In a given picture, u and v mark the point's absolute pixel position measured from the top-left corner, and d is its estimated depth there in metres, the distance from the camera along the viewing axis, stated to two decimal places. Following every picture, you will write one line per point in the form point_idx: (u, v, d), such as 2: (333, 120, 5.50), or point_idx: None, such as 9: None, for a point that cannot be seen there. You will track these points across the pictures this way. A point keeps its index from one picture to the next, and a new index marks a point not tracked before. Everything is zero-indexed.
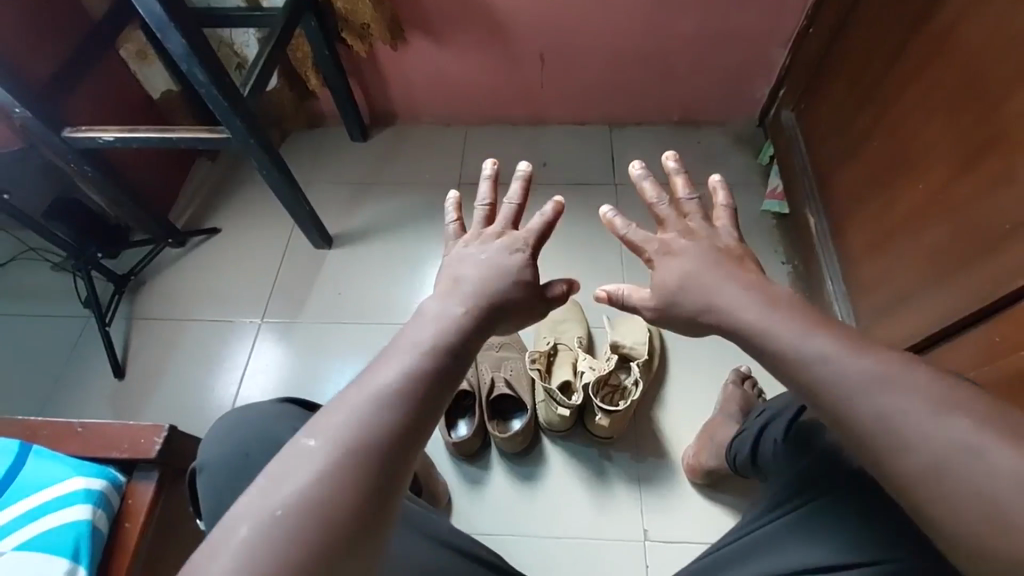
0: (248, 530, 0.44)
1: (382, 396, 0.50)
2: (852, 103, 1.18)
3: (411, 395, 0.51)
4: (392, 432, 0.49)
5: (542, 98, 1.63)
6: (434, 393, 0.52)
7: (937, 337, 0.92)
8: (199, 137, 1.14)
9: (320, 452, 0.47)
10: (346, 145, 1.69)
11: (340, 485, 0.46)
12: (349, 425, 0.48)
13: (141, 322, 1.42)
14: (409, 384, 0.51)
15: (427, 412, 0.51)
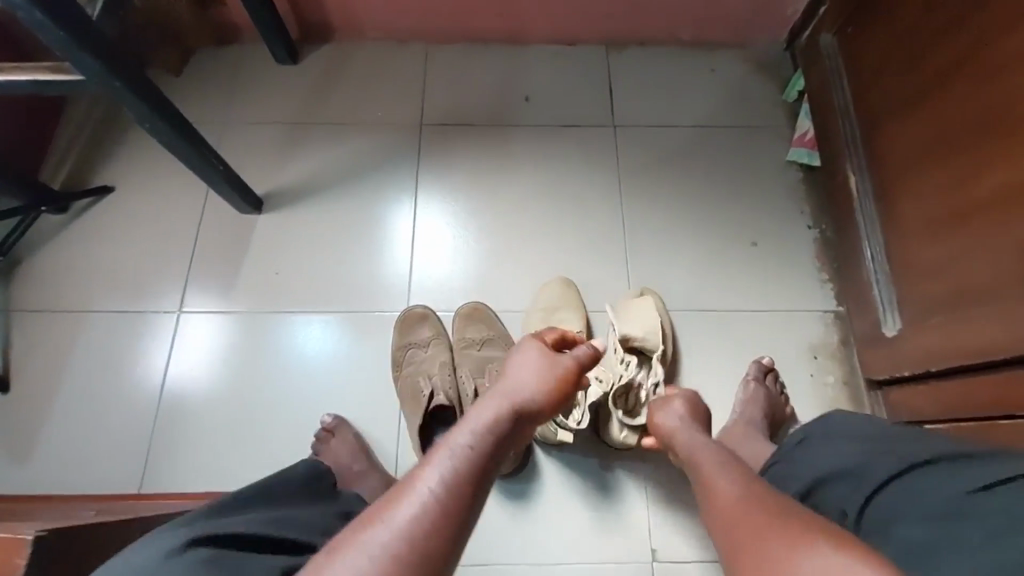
0: None
1: (394, 544, 0.49)
2: (923, 34, 0.92)
3: (422, 547, 0.50)
4: (413, 567, 0.49)
5: (522, 9, 1.27)
6: (448, 545, 0.51)
7: (1014, 356, 0.77)
8: (37, 79, 0.78)
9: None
10: (272, 70, 1.31)
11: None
12: (356, 573, 0.47)
13: (22, 316, 1.12)
14: (419, 532, 0.50)
15: (435, 571, 0.50)
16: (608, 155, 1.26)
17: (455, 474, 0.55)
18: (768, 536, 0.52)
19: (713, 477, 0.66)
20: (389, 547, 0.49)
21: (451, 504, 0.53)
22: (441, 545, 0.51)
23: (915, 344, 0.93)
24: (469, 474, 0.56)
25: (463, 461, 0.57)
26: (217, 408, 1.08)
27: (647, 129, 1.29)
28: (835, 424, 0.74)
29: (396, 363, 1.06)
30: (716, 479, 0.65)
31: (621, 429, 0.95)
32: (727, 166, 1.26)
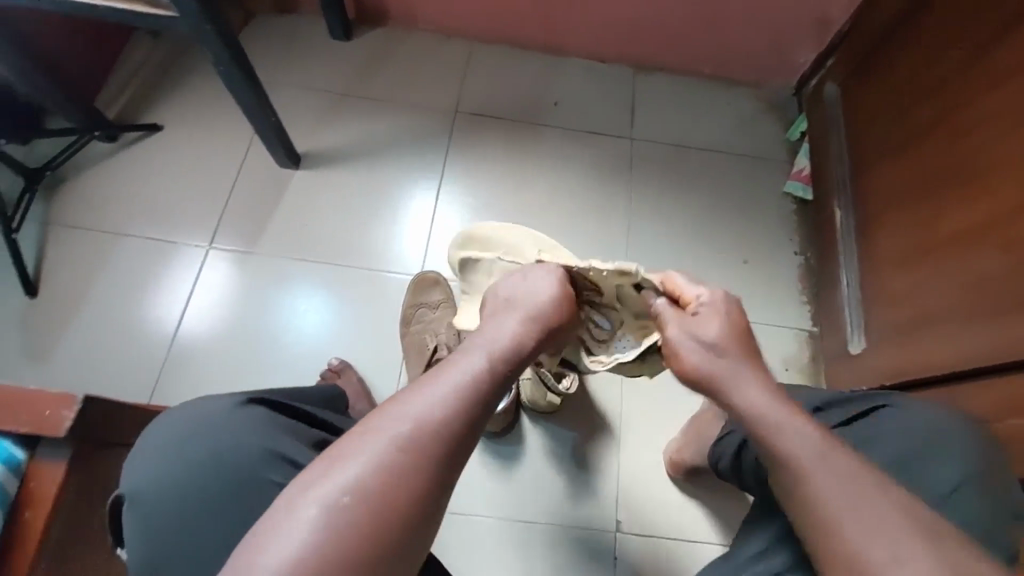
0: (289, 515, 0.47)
1: (399, 458, 0.49)
2: (916, 91, 1.04)
3: (425, 463, 0.50)
4: (416, 481, 0.49)
5: (562, 23, 1.40)
6: (447, 462, 0.51)
7: (955, 374, 0.88)
8: (134, 10, 0.88)
9: (331, 512, 0.47)
10: (324, 44, 1.41)
11: (353, 555, 0.45)
12: (361, 475, 0.48)
13: (60, 230, 1.18)
14: (423, 450, 0.50)
15: (436, 486, 0.50)
16: (622, 165, 1.37)
17: (460, 397, 0.53)
18: (866, 504, 0.52)
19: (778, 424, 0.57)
20: (393, 456, 0.49)
21: (454, 424, 0.52)
22: (442, 460, 0.50)
23: (877, 363, 1.04)
24: (478, 398, 0.54)
25: (475, 385, 0.55)
26: (231, 339, 1.14)
27: (661, 147, 1.41)
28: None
29: (405, 320, 1.14)
30: (801, 442, 0.55)
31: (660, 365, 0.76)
32: (729, 189, 1.38)
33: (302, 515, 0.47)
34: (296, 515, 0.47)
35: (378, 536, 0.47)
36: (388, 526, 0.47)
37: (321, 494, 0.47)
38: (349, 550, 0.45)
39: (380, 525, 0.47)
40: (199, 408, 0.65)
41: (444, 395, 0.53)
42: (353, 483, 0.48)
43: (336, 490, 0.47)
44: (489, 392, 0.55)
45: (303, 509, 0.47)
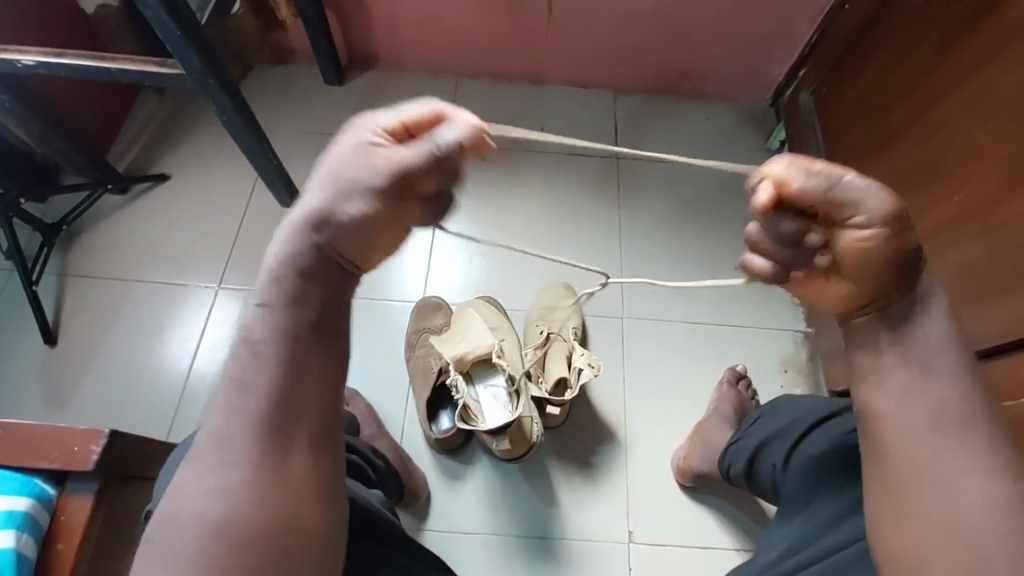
0: (171, 518, 0.45)
1: (246, 394, 0.47)
2: (886, 95, 1.10)
3: (274, 380, 0.48)
4: (266, 425, 0.47)
5: (544, 54, 1.47)
6: (300, 372, 0.49)
7: None
8: (145, 71, 0.95)
9: (206, 472, 0.46)
10: (319, 89, 1.49)
11: (243, 491, 0.45)
12: (221, 435, 0.46)
13: (77, 280, 1.23)
14: (268, 375, 0.48)
15: (297, 395, 0.48)
16: (610, 183, 1.43)
17: (288, 294, 0.50)
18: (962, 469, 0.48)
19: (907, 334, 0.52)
20: (234, 397, 0.47)
21: (292, 326, 0.49)
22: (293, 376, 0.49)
23: None
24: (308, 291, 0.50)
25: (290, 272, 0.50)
26: None
27: (647, 164, 1.46)
28: (781, 401, 0.87)
29: (411, 344, 1.14)
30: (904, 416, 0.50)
31: (494, 441, 0.95)
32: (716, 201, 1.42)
33: (182, 493, 0.46)
34: (177, 488, 0.46)
35: (254, 475, 0.46)
36: (261, 461, 0.46)
37: (193, 461, 0.47)
38: (237, 487, 0.45)
39: (257, 480, 0.46)
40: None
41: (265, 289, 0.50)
42: (211, 440, 0.47)
43: (207, 432, 0.47)
44: (308, 280, 0.50)
45: (180, 484, 0.46)
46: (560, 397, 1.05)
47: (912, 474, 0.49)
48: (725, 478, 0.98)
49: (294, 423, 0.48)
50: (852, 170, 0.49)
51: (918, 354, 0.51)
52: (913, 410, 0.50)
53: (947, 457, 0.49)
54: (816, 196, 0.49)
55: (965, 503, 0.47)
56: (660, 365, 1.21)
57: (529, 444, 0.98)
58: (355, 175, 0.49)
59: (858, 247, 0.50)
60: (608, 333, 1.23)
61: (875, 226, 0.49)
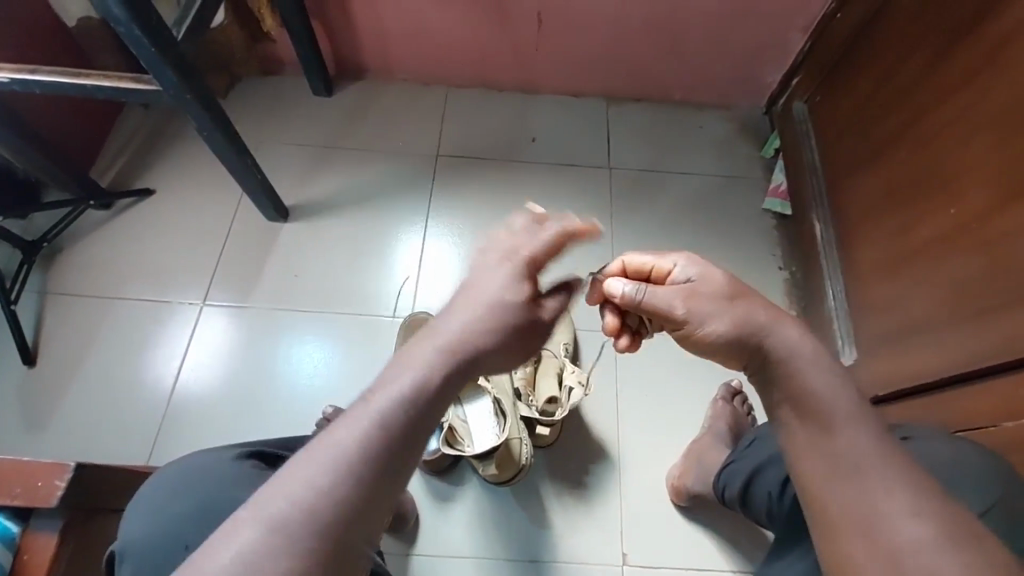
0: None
1: (348, 454, 0.46)
2: (880, 104, 1.08)
3: (382, 448, 0.47)
4: (342, 518, 0.44)
5: (534, 63, 1.45)
6: (404, 449, 0.48)
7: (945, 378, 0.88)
8: (120, 86, 0.93)
9: (275, 520, 0.43)
10: (307, 100, 1.47)
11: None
12: (293, 511, 0.43)
13: (57, 298, 1.21)
14: (378, 443, 0.47)
15: (380, 493, 0.46)
16: (603, 194, 1.41)
17: (416, 390, 0.50)
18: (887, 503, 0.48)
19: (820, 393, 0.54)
20: (325, 476, 0.45)
21: (411, 415, 0.49)
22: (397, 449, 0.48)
23: (875, 373, 1.04)
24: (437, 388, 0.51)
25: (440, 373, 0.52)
26: (226, 393, 1.15)
27: (640, 174, 1.44)
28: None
29: None
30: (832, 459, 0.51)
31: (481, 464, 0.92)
32: (710, 211, 1.40)
33: (245, 538, 0.42)
34: (228, 548, 0.41)
35: (332, 536, 0.43)
36: (344, 526, 0.44)
37: (268, 508, 0.43)
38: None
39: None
40: (187, 463, 0.68)
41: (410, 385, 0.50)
42: (302, 491, 0.44)
43: (286, 502, 0.43)
44: (445, 386, 0.52)
45: (250, 526, 0.42)
46: (551, 417, 1.02)
47: (849, 519, 0.49)
48: (719, 500, 0.95)
49: (383, 488, 0.47)
50: (711, 277, 0.62)
51: (832, 412, 0.52)
52: (839, 458, 0.51)
53: (873, 496, 0.48)
54: (664, 292, 0.63)
55: (896, 547, 0.46)
56: (654, 381, 1.18)
57: (518, 468, 0.95)
58: (491, 293, 0.57)
59: (713, 336, 0.59)
60: (601, 348, 1.20)
61: (725, 323, 0.59)
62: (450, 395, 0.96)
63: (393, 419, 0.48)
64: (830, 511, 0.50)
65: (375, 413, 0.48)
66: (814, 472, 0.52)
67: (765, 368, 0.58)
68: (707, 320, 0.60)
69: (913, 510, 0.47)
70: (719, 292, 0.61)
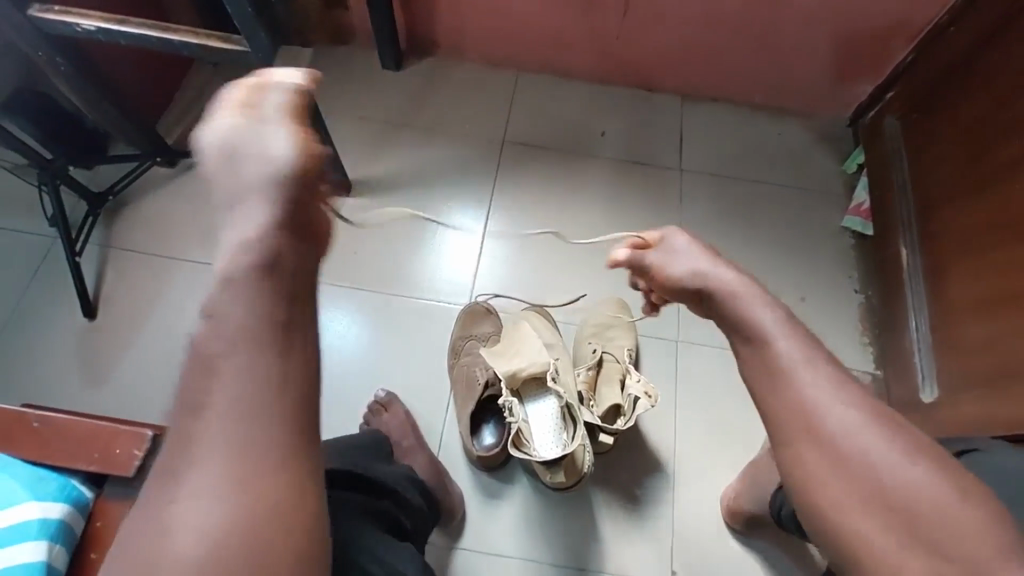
0: (156, 534, 0.43)
1: (222, 368, 0.46)
2: (992, 128, 1.00)
3: (249, 344, 0.46)
4: (248, 426, 0.45)
5: (613, 52, 1.39)
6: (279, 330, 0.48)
7: None
8: (207, 45, 0.91)
9: (187, 460, 0.44)
10: (376, 73, 1.43)
11: (231, 492, 0.44)
12: (198, 455, 0.44)
13: (119, 253, 1.20)
14: (240, 346, 0.46)
15: (275, 390, 0.46)
16: (673, 198, 1.35)
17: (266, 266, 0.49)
18: (882, 454, 0.50)
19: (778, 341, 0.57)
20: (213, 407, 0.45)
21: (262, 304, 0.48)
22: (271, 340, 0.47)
23: (959, 414, 0.99)
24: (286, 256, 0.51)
25: (260, 274, 0.49)
26: None
27: (711, 178, 1.38)
28: None
29: (455, 352, 1.09)
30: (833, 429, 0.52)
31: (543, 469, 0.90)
32: (783, 221, 1.34)
33: (184, 500, 0.43)
34: (160, 496, 0.44)
35: (248, 438, 0.45)
36: (253, 420, 0.45)
37: (178, 459, 0.44)
38: (224, 492, 0.43)
39: (250, 477, 0.44)
40: None
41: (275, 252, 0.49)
42: (208, 427, 0.44)
43: (185, 443, 0.44)
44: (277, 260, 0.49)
45: (169, 491, 0.44)
46: (614, 425, 0.99)
47: (826, 470, 0.51)
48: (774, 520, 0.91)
49: (274, 400, 0.46)
50: (675, 234, 0.71)
51: (802, 380, 0.54)
52: (797, 398, 0.54)
53: (837, 432, 0.51)
54: (685, 268, 0.68)
55: (915, 496, 0.49)
56: (718, 397, 1.13)
57: (581, 475, 0.91)
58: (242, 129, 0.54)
59: (673, 279, 0.68)
60: (662, 357, 1.16)
61: (682, 266, 0.67)
62: (514, 393, 0.95)
63: (238, 329, 0.47)
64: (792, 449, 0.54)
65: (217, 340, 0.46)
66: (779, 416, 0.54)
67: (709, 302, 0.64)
68: (670, 263, 0.68)
69: (872, 434, 0.51)
70: (676, 245, 0.70)
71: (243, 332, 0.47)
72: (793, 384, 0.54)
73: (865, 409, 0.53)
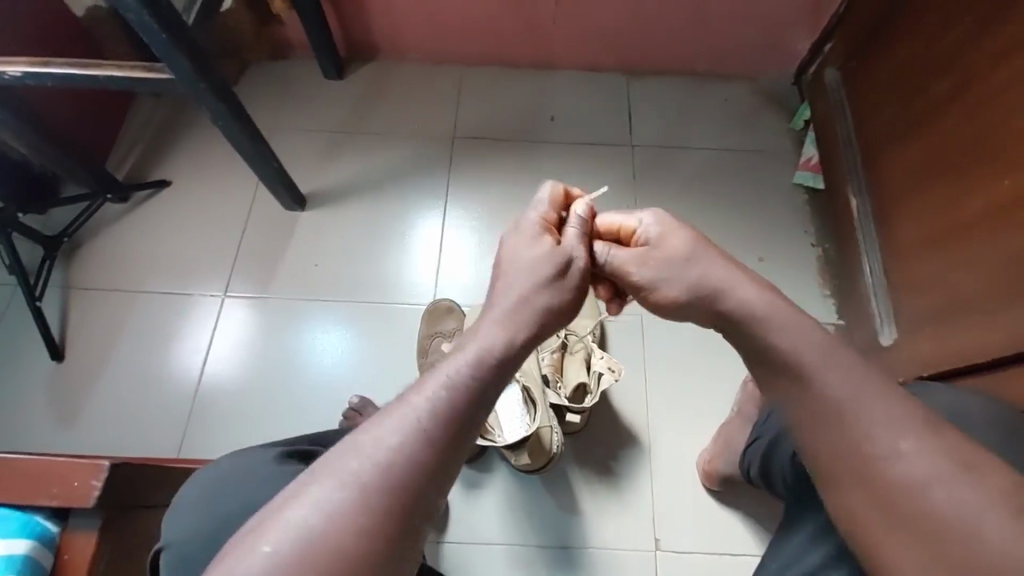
0: (278, 530, 0.44)
1: (420, 417, 0.49)
2: (928, 67, 1.01)
3: (450, 415, 0.50)
4: (407, 481, 0.46)
5: (552, 37, 1.40)
6: (461, 429, 0.50)
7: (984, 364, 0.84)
8: (133, 76, 0.91)
9: (341, 479, 0.46)
10: (319, 84, 1.44)
11: (344, 528, 0.44)
12: (344, 476, 0.46)
13: (81, 292, 1.21)
14: (440, 412, 0.50)
15: (436, 467, 0.48)
16: (626, 174, 1.36)
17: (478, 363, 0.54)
18: (881, 432, 0.48)
19: (820, 369, 0.53)
20: (388, 449, 0.47)
21: (462, 388, 0.52)
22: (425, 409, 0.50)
23: (914, 353, 1.01)
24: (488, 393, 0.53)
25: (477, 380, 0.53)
26: (253, 384, 1.14)
27: (662, 151, 1.39)
28: None
29: (422, 351, 1.10)
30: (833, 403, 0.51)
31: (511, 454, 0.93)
32: (736, 185, 1.35)
33: (302, 507, 0.45)
34: (304, 496, 0.45)
35: (399, 491, 0.46)
36: (413, 478, 0.47)
37: (336, 472, 0.46)
38: (341, 522, 0.44)
39: (372, 527, 0.44)
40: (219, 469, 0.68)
41: (473, 361, 0.53)
42: (373, 454, 0.47)
43: (353, 465, 0.46)
44: (501, 371, 0.55)
45: (309, 496, 0.45)
46: (581, 404, 1.00)
47: (871, 513, 0.48)
48: (745, 478, 0.93)
49: (427, 476, 0.47)
50: (671, 243, 0.65)
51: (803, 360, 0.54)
52: (812, 393, 0.53)
53: (846, 413, 0.50)
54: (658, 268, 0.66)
55: (919, 485, 0.46)
56: (686, 365, 1.15)
57: (550, 456, 0.95)
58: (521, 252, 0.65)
59: (670, 300, 0.64)
60: (628, 332, 1.17)
61: (680, 287, 0.63)
62: None
63: (449, 400, 0.50)
64: (838, 490, 0.50)
65: (427, 396, 0.50)
66: (818, 451, 0.52)
67: (726, 326, 0.61)
68: (661, 283, 0.65)
69: (904, 440, 0.47)
70: (674, 257, 0.64)
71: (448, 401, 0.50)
72: (853, 422, 0.50)
73: (868, 382, 0.51)
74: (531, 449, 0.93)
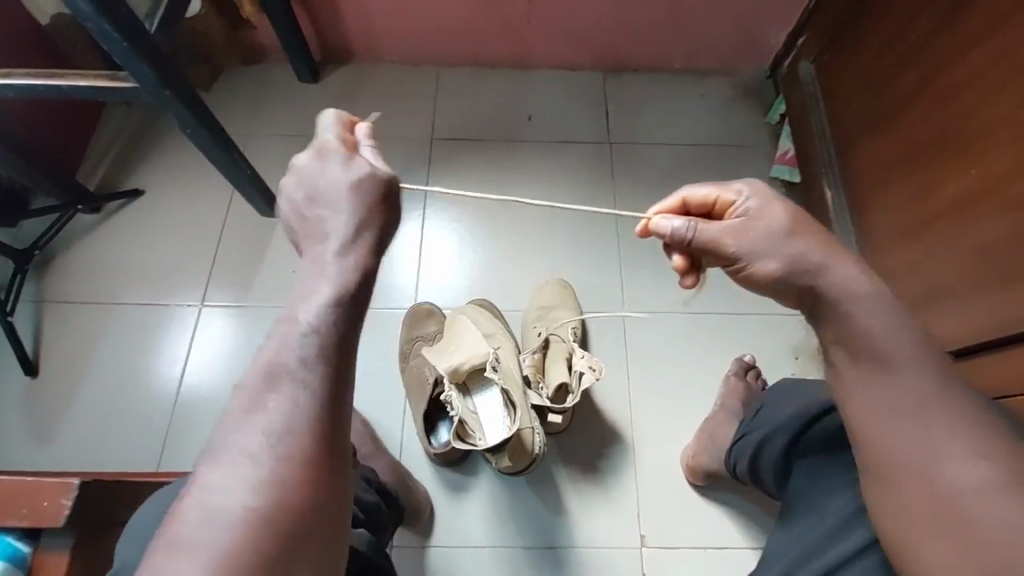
0: (187, 521, 0.43)
1: (293, 371, 0.48)
2: (896, 60, 1.02)
3: (324, 360, 0.48)
4: (304, 434, 0.46)
5: (527, 36, 1.39)
6: (341, 362, 0.49)
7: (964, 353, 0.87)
8: (95, 85, 0.89)
9: (238, 451, 0.45)
10: (294, 88, 1.42)
11: (259, 493, 0.43)
12: (241, 451, 0.45)
13: (54, 305, 1.19)
14: (313, 359, 0.48)
15: (329, 410, 0.47)
16: (605, 171, 1.36)
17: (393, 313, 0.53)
18: (956, 449, 0.48)
19: (900, 366, 0.52)
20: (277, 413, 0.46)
21: (330, 330, 0.49)
22: (336, 366, 0.49)
23: None
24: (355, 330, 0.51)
25: (334, 321, 0.50)
26: (232, 393, 1.13)
27: (641, 148, 1.39)
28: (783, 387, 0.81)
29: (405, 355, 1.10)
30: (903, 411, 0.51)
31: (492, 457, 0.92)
32: (715, 181, 1.36)
33: (209, 492, 0.43)
34: (202, 482, 0.44)
35: (302, 446, 0.45)
36: (308, 430, 0.46)
37: (229, 449, 0.45)
38: (252, 490, 0.43)
39: (286, 486, 0.44)
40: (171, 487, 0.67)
41: (326, 299, 0.51)
42: (264, 421, 0.46)
43: (244, 438, 0.45)
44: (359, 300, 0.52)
45: (213, 480, 0.44)
46: (562, 405, 1.00)
47: (919, 513, 0.48)
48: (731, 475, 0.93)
49: (331, 424, 0.47)
50: (771, 215, 0.59)
51: (889, 355, 0.52)
52: (890, 391, 0.52)
53: (917, 424, 0.50)
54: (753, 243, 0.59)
55: (979, 504, 0.46)
56: (669, 361, 1.15)
57: (532, 457, 0.95)
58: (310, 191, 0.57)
59: (766, 275, 0.58)
60: (610, 329, 1.17)
61: (777, 260, 0.57)
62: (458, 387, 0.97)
63: (312, 348, 0.48)
64: (892, 491, 0.50)
65: (291, 351, 0.48)
66: (879, 451, 0.52)
67: (816, 306, 0.57)
68: (761, 256, 0.58)
69: (979, 459, 0.47)
70: (775, 230, 0.58)
71: (315, 349, 0.49)
72: (918, 426, 0.50)
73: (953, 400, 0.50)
74: (512, 452, 0.94)
